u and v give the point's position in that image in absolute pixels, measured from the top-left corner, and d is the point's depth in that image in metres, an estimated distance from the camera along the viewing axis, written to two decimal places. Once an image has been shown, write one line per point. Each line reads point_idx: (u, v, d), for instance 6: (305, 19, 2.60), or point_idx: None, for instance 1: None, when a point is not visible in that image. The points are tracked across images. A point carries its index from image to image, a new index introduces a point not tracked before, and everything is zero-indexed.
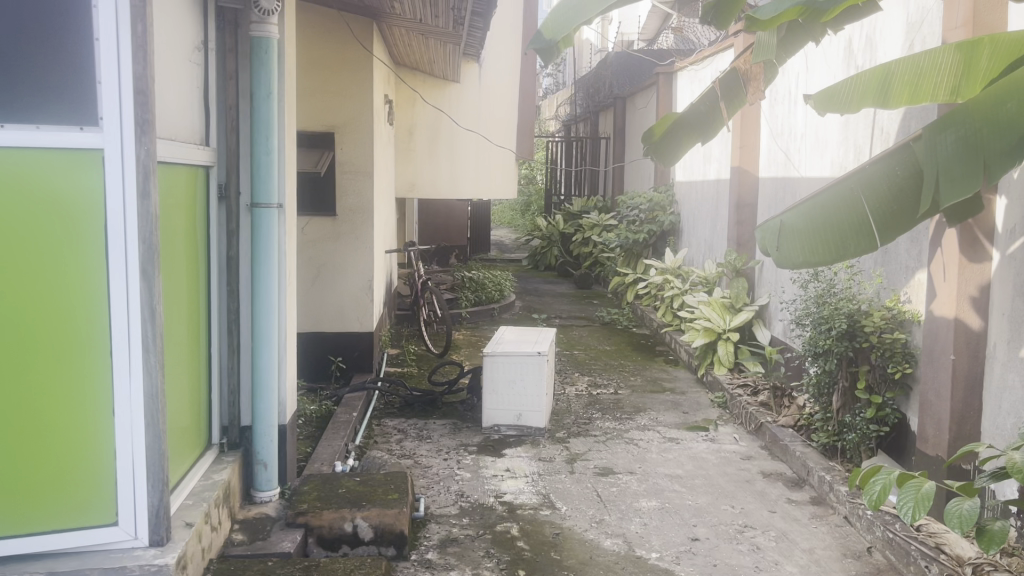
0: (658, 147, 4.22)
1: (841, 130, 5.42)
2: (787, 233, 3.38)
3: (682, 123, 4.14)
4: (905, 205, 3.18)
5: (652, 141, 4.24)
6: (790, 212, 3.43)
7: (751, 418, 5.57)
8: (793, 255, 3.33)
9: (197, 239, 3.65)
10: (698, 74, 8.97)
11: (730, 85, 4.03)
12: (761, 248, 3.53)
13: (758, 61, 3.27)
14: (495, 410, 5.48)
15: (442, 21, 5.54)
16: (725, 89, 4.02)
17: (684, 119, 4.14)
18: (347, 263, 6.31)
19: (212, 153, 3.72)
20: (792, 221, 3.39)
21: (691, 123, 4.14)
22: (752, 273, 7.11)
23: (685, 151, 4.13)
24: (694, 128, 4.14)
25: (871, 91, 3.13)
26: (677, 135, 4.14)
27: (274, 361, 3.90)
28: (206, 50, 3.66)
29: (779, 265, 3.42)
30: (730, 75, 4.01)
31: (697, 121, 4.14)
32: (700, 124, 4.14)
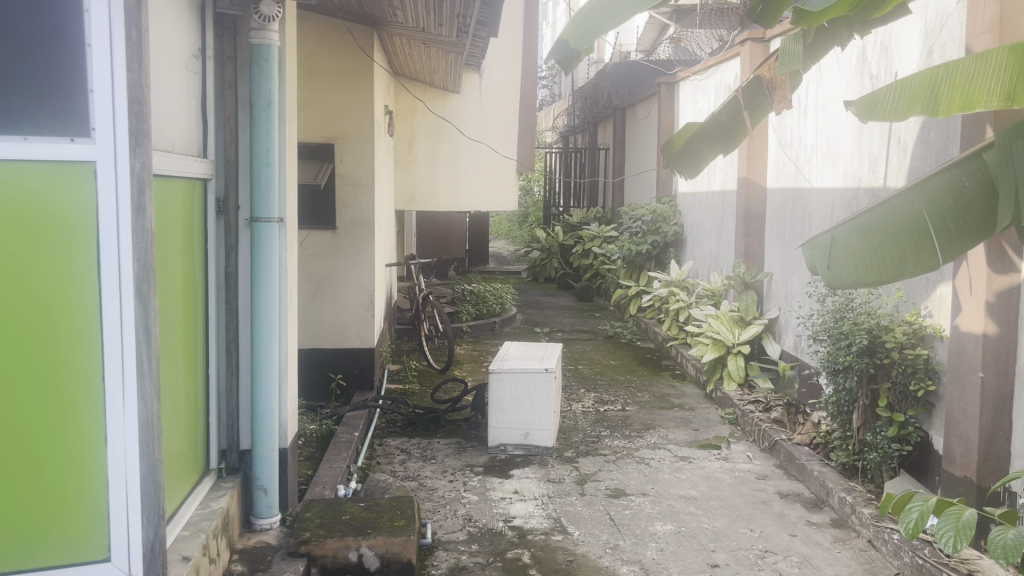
0: (679, 158, 4.12)
1: (855, 140, 5.29)
2: (838, 251, 3.24)
3: (703, 134, 4.03)
4: (973, 219, 3.02)
5: (672, 152, 4.14)
6: (841, 228, 3.29)
7: (764, 436, 5.41)
8: (845, 274, 3.19)
9: (195, 255, 3.49)
10: (700, 84, 8.85)
11: (753, 94, 3.89)
12: (808, 266, 3.38)
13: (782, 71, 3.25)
14: (501, 429, 5.31)
15: (445, 29, 5.39)
16: (748, 98, 3.90)
17: (705, 129, 4.03)
18: (347, 278, 6.15)
19: (210, 166, 3.56)
20: (843, 237, 3.25)
21: (712, 134, 4.03)
22: (760, 286, 6.96)
23: (708, 161, 4.05)
24: (716, 139, 4.03)
25: (920, 97, 2.99)
26: (697, 146, 4.04)
27: (274, 381, 3.74)
28: (204, 58, 3.50)
29: (828, 285, 3.28)
30: (753, 82, 3.86)
31: (719, 130, 4.03)
32: (722, 134, 4.03)
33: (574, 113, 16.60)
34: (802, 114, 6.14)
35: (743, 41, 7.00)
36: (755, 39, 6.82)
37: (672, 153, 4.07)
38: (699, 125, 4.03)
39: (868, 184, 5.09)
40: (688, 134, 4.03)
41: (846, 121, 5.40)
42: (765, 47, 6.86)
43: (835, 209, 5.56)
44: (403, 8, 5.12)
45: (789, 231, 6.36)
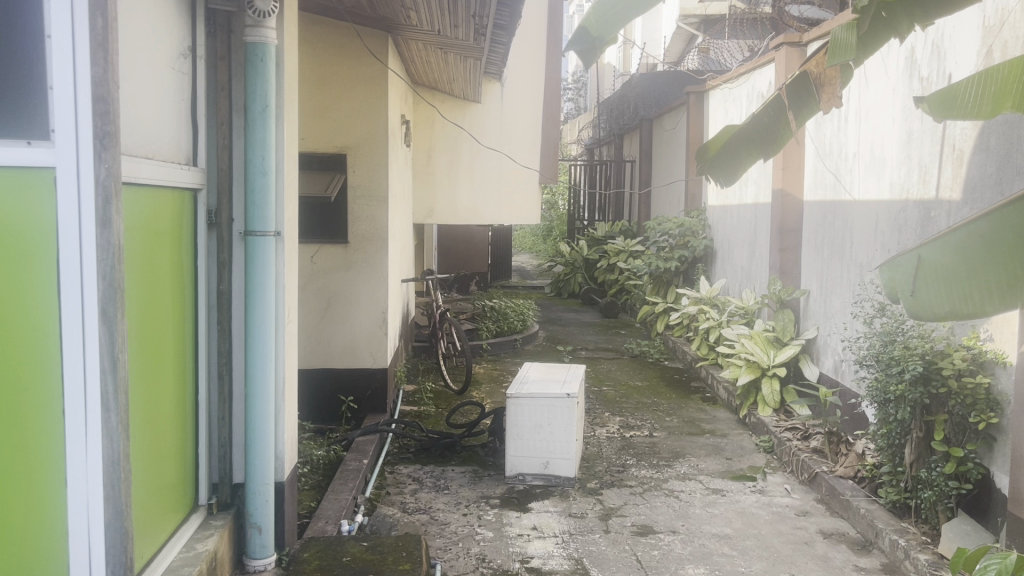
0: (714, 164, 3.87)
1: (902, 149, 4.90)
2: (927, 274, 2.77)
3: (740, 139, 3.74)
4: None
5: (707, 158, 3.87)
6: (927, 244, 2.81)
7: (803, 467, 5.02)
8: (939, 305, 2.72)
9: (184, 273, 3.20)
10: (731, 92, 8.49)
11: (796, 92, 3.55)
12: (885, 290, 2.90)
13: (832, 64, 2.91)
14: (520, 458, 4.96)
15: (461, 32, 5.08)
16: (794, 95, 3.56)
17: (743, 133, 3.74)
18: (359, 294, 5.85)
19: (200, 175, 3.26)
20: (932, 257, 2.77)
21: (750, 138, 3.74)
22: (797, 304, 6.55)
23: (745, 169, 3.77)
24: (755, 144, 3.74)
25: (1009, 95, 2.68)
26: (734, 152, 3.77)
27: (270, 410, 3.44)
28: (193, 57, 3.21)
29: (909, 314, 2.81)
30: (798, 78, 3.51)
31: (759, 132, 3.73)
32: (762, 137, 3.73)
33: (599, 125, 16.28)
34: (843, 120, 5.76)
35: (778, 46, 6.64)
36: (789, 43, 6.49)
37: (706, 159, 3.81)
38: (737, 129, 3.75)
39: (918, 196, 4.70)
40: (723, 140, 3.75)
41: (894, 128, 5.01)
42: (801, 52, 6.50)
43: (879, 223, 5.17)
44: (417, 9, 4.80)
45: (829, 245, 5.97)
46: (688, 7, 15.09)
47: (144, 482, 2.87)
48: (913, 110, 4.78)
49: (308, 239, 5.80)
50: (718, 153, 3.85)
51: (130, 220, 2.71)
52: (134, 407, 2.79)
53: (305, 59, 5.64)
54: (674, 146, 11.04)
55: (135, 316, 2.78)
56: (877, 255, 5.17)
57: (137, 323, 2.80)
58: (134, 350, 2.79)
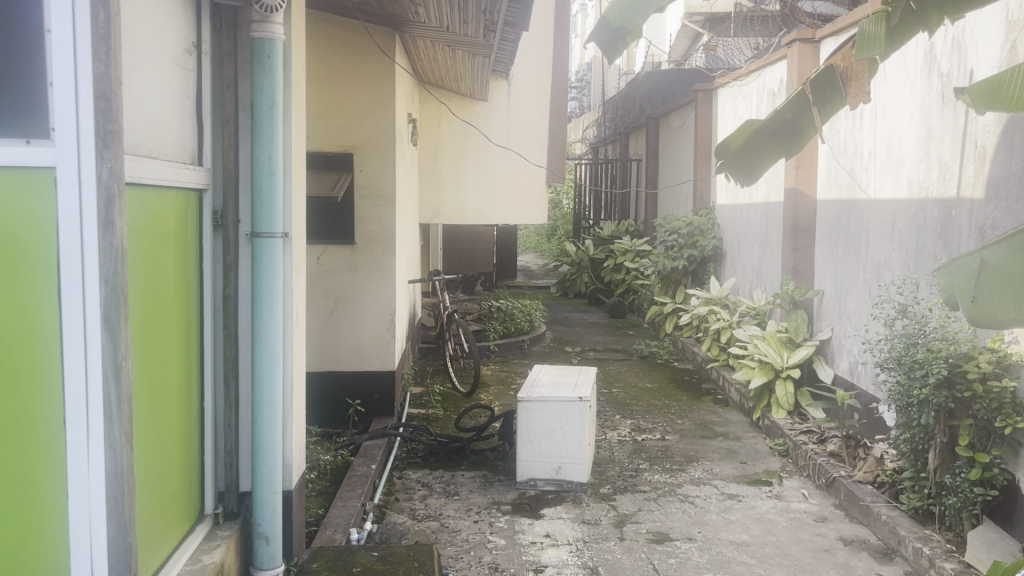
0: (736, 162, 3.87)
1: (921, 146, 4.80)
2: (991, 276, 2.74)
3: (763, 136, 3.74)
4: None
5: (728, 155, 3.88)
6: (991, 247, 2.79)
7: (820, 472, 4.91)
8: (1002, 309, 2.66)
9: (190, 276, 3.11)
10: (741, 90, 8.38)
11: (822, 86, 3.56)
12: (943, 295, 2.87)
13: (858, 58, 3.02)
14: (532, 463, 4.85)
15: (470, 28, 4.97)
16: (819, 93, 3.57)
17: (766, 130, 3.75)
18: (366, 296, 5.75)
19: (206, 175, 3.17)
20: (996, 260, 2.75)
21: (773, 135, 3.73)
22: (810, 305, 6.44)
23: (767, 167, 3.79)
24: (777, 141, 3.74)
25: None
26: (757, 149, 3.79)
27: (278, 416, 3.35)
28: (199, 53, 3.11)
29: (970, 321, 2.77)
30: (824, 72, 3.54)
31: (782, 130, 3.74)
32: (785, 135, 3.72)
33: (604, 124, 16.19)
34: (858, 117, 5.66)
35: (790, 43, 6.52)
36: (803, 40, 6.37)
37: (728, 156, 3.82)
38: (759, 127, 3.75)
39: (938, 194, 4.59)
40: (745, 138, 3.75)
41: (913, 125, 4.90)
42: (815, 49, 6.38)
43: (897, 222, 5.06)
44: (425, 5, 4.70)
45: (843, 245, 5.87)
46: (693, 5, 14.98)
47: (149, 492, 2.78)
48: (933, 107, 4.68)
49: (314, 240, 5.71)
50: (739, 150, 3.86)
51: (134, 221, 2.63)
52: (139, 414, 2.70)
53: (310, 56, 5.54)
54: (682, 145, 10.92)
55: (140, 320, 2.70)
56: (894, 255, 5.07)
57: (141, 328, 2.71)
58: (139, 355, 2.70)
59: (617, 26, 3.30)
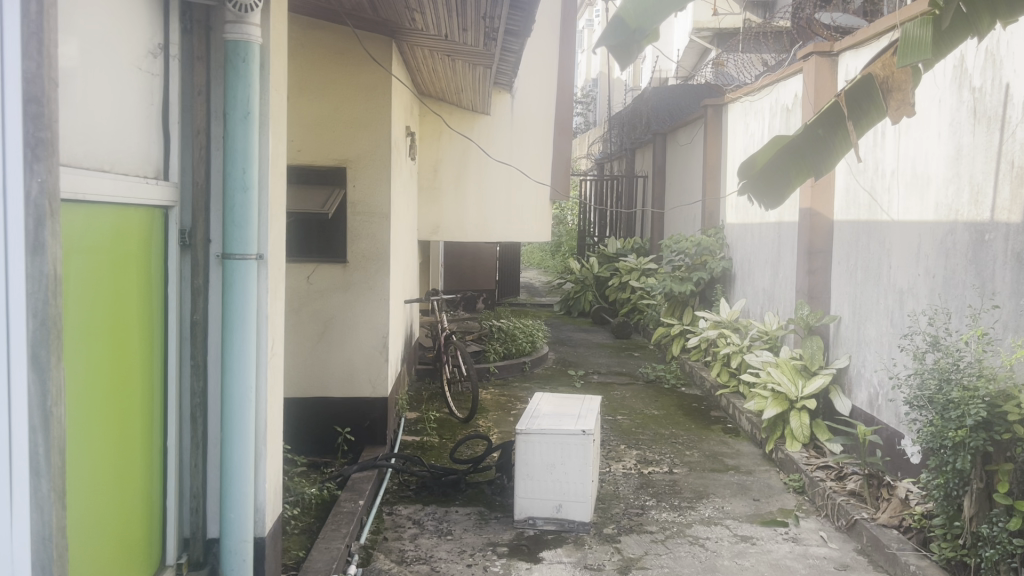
0: (760, 182, 3.84)
1: (950, 165, 4.49)
2: None
3: (790, 155, 3.69)
4: None
5: (752, 175, 3.85)
6: None
7: (840, 513, 4.57)
8: None
9: (153, 302, 2.81)
10: (753, 105, 8.09)
11: (857, 98, 3.43)
12: None
13: (903, 64, 2.96)
14: (530, 500, 4.53)
15: (470, 35, 4.69)
16: (852, 103, 3.43)
17: (793, 148, 3.66)
18: (358, 318, 5.45)
19: (172, 190, 2.88)
20: None
21: (799, 155, 3.68)
22: (827, 331, 6.11)
23: (794, 184, 3.73)
24: (805, 161, 3.67)
25: None
26: (782, 168, 3.72)
27: (250, 457, 3.04)
28: (166, 56, 2.82)
29: None
30: (861, 82, 3.38)
31: (810, 146, 3.64)
32: (813, 153, 3.65)
33: (609, 139, 15.93)
34: (879, 134, 5.37)
35: (807, 56, 6.22)
36: (820, 54, 6.09)
37: (753, 175, 3.76)
38: (785, 143, 3.67)
39: (969, 217, 4.28)
40: (769, 157, 3.71)
41: (941, 143, 4.61)
42: (833, 62, 6.07)
43: (922, 245, 4.75)
44: (422, 11, 4.40)
45: (862, 269, 5.56)
46: (700, 21, 14.78)
47: (95, 543, 2.47)
48: (963, 123, 4.38)
49: (304, 258, 5.41)
50: (764, 169, 3.79)
51: (81, 242, 2.35)
52: (85, 456, 2.40)
53: (302, 64, 5.26)
54: (690, 161, 10.62)
55: (87, 351, 2.41)
56: (920, 281, 4.75)
57: (90, 361, 2.43)
58: (86, 390, 2.41)
59: (634, 27, 3.69)
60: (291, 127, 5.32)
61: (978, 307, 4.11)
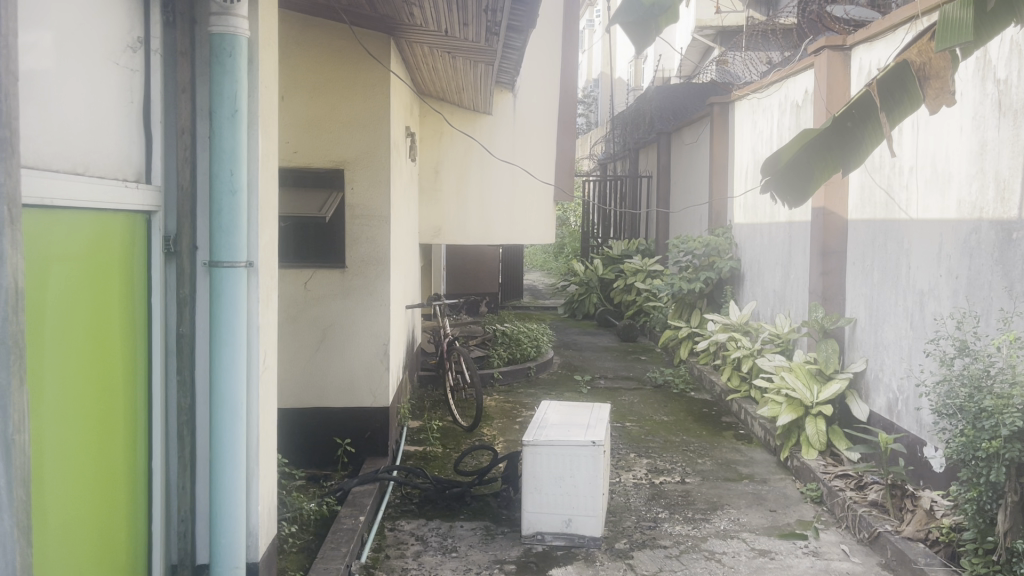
0: (784, 178, 3.64)
1: (973, 162, 4.30)
2: None
3: (817, 148, 3.51)
4: None
5: (776, 171, 3.64)
6: None
7: (862, 525, 4.37)
8: None
9: (135, 314, 2.63)
10: (761, 102, 7.91)
11: (891, 86, 3.26)
12: None
13: (941, 48, 2.78)
14: (537, 514, 4.35)
15: (471, 31, 4.50)
16: (886, 91, 3.26)
17: (821, 140, 3.47)
18: (357, 325, 5.26)
19: (155, 194, 2.69)
20: None
21: (827, 148, 3.50)
22: (842, 334, 5.91)
23: (821, 180, 3.55)
24: (833, 154, 3.49)
25: None
26: (809, 162, 3.53)
27: (242, 477, 2.86)
28: (146, 51, 2.63)
29: None
30: (895, 69, 3.22)
31: (839, 138, 3.47)
32: (841, 146, 3.47)
33: (611, 139, 15.74)
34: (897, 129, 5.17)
35: (819, 50, 6.03)
36: (831, 48, 5.90)
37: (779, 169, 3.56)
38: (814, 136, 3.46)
39: (995, 215, 4.09)
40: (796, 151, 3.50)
41: (963, 139, 4.41)
42: (845, 56, 5.88)
43: (944, 244, 4.56)
44: (421, 6, 4.22)
45: (879, 269, 5.36)
46: (703, 19, 14.61)
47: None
48: (988, 117, 4.19)
49: (302, 263, 5.23)
50: (789, 164, 3.59)
51: (58, 252, 2.19)
52: (62, 486, 2.22)
53: (297, 62, 5.08)
54: (697, 160, 10.42)
55: (63, 372, 2.23)
56: (941, 282, 4.57)
57: (67, 383, 2.24)
58: (63, 413, 2.22)
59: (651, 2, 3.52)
60: (287, 129, 5.13)
61: (1008, 309, 3.90)
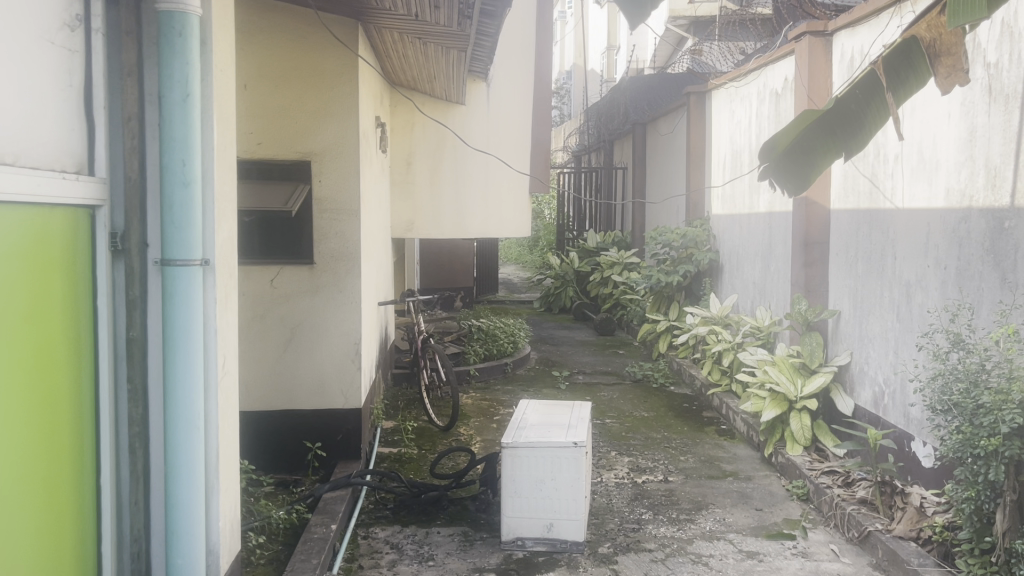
0: (784, 164, 3.56)
1: (962, 149, 4.18)
2: None
3: (817, 131, 3.43)
4: None
5: (775, 157, 3.57)
6: None
7: (851, 524, 4.25)
8: None
9: (82, 319, 2.41)
10: (739, 91, 7.78)
11: (896, 64, 3.15)
12: None
13: (953, 24, 2.65)
14: (518, 519, 4.17)
15: (441, 14, 4.30)
16: (891, 70, 3.16)
17: (822, 122, 3.40)
18: (327, 323, 5.04)
19: (100, 187, 2.47)
20: None
21: (827, 131, 3.42)
22: (825, 327, 5.80)
23: (822, 163, 3.48)
24: (834, 137, 3.41)
25: None
26: (809, 145, 3.46)
27: (200, 492, 2.65)
28: (87, 29, 2.40)
29: None
30: (901, 47, 3.10)
31: (842, 119, 3.38)
32: (843, 128, 3.39)
33: (586, 131, 15.58)
34: None
35: (800, 36, 5.89)
36: (812, 34, 5.76)
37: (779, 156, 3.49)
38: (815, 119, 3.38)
39: (985, 203, 3.97)
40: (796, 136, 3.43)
41: (951, 125, 4.29)
42: (827, 42, 5.75)
43: (931, 234, 4.44)
44: None
45: (864, 260, 5.24)
46: (677, 9, 14.48)
47: None
48: (977, 103, 4.06)
49: (268, 260, 5.01)
50: (789, 149, 3.52)
51: None
52: (2, 515, 2.00)
53: (261, 49, 4.84)
54: (673, 151, 10.30)
55: None
56: (930, 273, 4.45)
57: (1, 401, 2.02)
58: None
59: None
60: (251, 119, 4.90)
61: (1003, 300, 3.78)
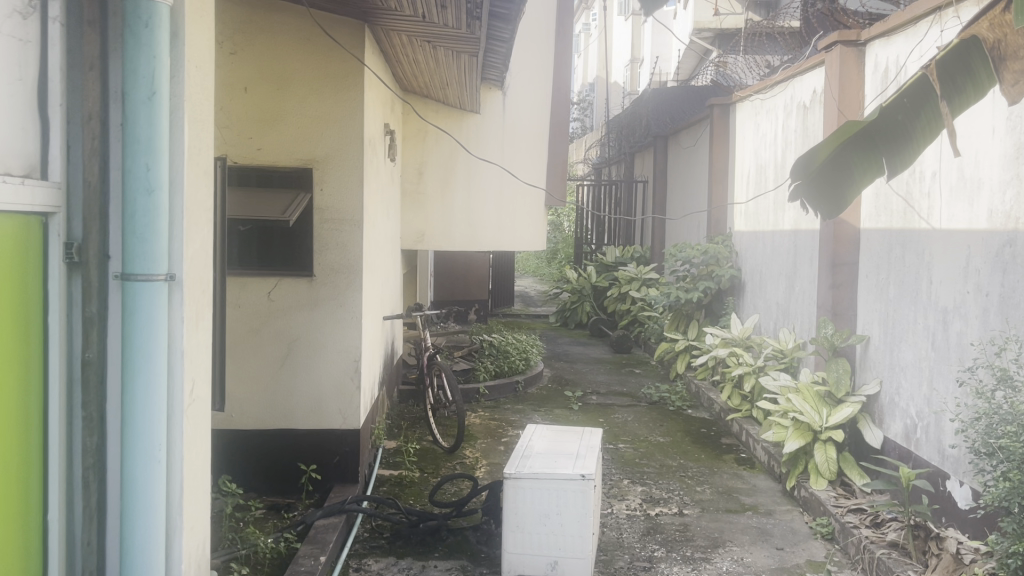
0: (819, 179, 3.31)
1: (1007, 166, 3.86)
2: None
3: (858, 145, 3.16)
4: None
5: (810, 172, 3.31)
6: None
7: (880, 568, 3.92)
8: None
9: (32, 340, 2.16)
10: (764, 103, 7.49)
11: (952, 68, 2.87)
12: None
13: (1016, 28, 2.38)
14: (519, 556, 3.87)
15: (449, 16, 4.05)
16: (945, 77, 2.88)
17: (865, 134, 3.13)
18: (325, 338, 4.79)
19: (55, 193, 2.23)
20: None
21: (869, 144, 3.15)
22: (853, 353, 5.47)
23: (862, 179, 3.22)
24: (876, 151, 3.14)
25: None
26: (848, 159, 3.20)
27: (160, 531, 2.39)
28: (39, 17, 2.16)
29: None
30: (957, 51, 2.84)
31: (886, 132, 3.11)
32: (887, 141, 3.12)
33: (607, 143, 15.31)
34: None
35: (831, 45, 5.59)
36: (844, 43, 5.46)
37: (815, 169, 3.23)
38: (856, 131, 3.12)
39: None
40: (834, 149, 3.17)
41: (995, 142, 3.97)
42: (859, 52, 5.44)
43: (972, 257, 4.12)
44: None
45: (896, 283, 4.93)
46: (702, 21, 14.19)
47: None
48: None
49: (264, 271, 4.77)
50: (826, 163, 3.26)
51: None
52: None
53: (263, 50, 4.61)
54: (695, 165, 10.00)
55: None
56: (969, 299, 4.13)
57: None
58: None
59: None
60: (251, 124, 4.67)
61: None
